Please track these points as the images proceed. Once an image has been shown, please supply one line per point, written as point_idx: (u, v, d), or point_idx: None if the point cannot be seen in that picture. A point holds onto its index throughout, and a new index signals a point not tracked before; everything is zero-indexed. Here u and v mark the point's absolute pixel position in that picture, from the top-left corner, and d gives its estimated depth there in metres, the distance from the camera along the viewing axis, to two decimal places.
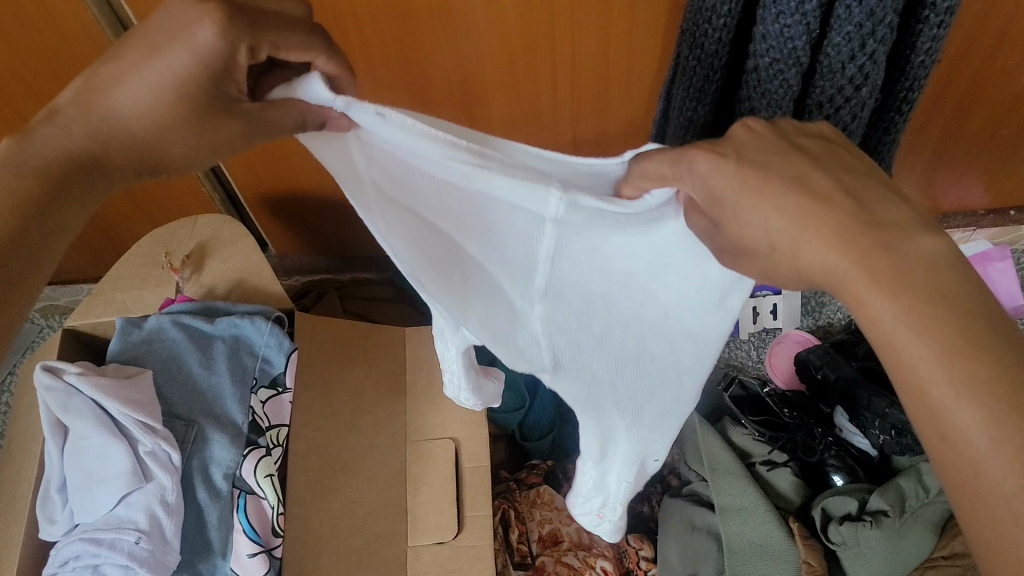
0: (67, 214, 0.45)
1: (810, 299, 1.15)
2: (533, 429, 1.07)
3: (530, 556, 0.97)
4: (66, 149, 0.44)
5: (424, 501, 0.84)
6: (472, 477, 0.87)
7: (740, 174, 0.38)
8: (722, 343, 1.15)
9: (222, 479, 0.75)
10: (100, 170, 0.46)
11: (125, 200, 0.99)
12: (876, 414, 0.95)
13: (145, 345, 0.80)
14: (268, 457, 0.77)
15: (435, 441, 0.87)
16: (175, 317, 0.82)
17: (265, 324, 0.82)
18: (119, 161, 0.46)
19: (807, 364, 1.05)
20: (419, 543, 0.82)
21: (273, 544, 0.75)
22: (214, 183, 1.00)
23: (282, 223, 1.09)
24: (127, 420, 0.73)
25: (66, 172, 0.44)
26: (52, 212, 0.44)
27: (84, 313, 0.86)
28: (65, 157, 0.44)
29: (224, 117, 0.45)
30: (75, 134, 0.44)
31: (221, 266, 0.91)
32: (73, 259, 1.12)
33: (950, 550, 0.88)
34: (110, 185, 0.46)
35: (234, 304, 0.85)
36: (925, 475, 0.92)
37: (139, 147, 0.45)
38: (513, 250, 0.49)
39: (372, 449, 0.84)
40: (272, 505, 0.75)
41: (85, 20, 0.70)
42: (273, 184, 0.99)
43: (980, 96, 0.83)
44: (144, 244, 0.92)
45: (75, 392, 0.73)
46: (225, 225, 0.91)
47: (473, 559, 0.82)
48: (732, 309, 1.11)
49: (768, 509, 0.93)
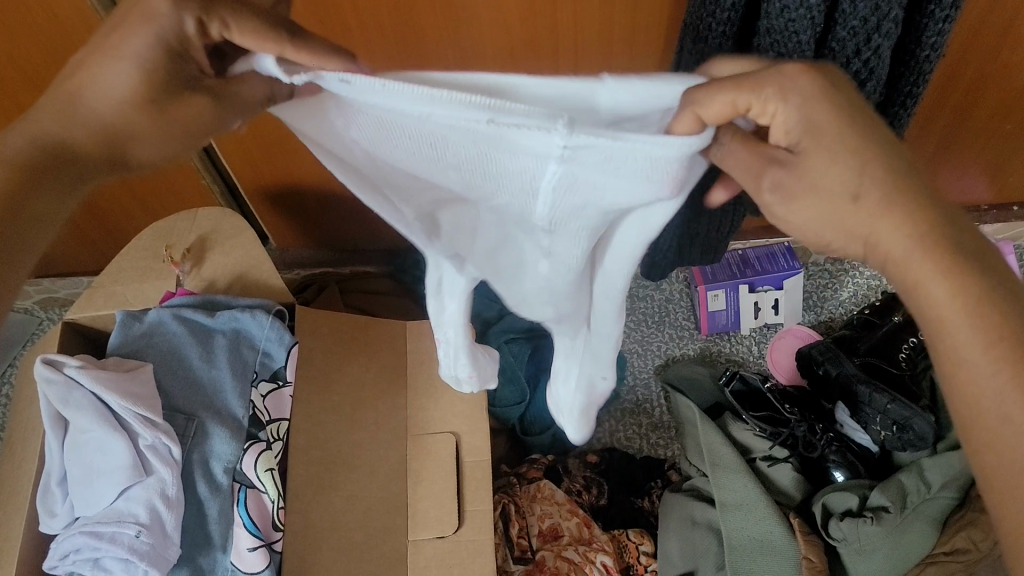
0: (43, 205, 0.45)
1: (813, 294, 1.16)
2: (533, 423, 1.07)
3: (530, 550, 0.97)
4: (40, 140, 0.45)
5: (425, 495, 0.84)
6: (472, 471, 0.87)
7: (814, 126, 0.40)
8: (723, 338, 1.15)
9: (222, 473, 0.75)
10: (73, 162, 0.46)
11: (125, 192, 0.99)
12: (878, 410, 0.95)
13: (145, 339, 0.80)
14: (269, 450, 0.77)
15: (436, 435, 0.87)
16: (175, 310, 0.82)
17: (266, 317, 0.82)
18: (95, 157, 0.46)
19: (807, 359, 1.04)
20: (420, 537, 0.82)
21: (274, 538, 0.75)
22: (214, 175, 0.99)
23: (282, 215, 1.09)
24: (127, 414, 0.72)
25: (41, 163, 0.45)
26: (32, 208, 0.45)
27: (84, 306, 0.86)
28: (37, 147, 0.45)
29: (188, 95, 0.45)
30: (50, 123, 0.45)
31: (221, 259, 0.90)
32: (74, 252, 1.12)
33: (951, 546, 0.88)
34: (88, 179, 0.47)
35: (235, 298, 0.85)
36: (926, 470, 0.92)
37: (117, 134, 0.46)
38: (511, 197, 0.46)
39: (373, 444, 0.84)
40: (272, 498, 0.76)
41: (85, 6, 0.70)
42: (274, 177, 0.99)
43: (979, 87, 0.82)
44: (145, 236, 0.92)
45: (75, 384, 0.73)
46: (226, 218, 0.91)
47: (474, 553, 0.82)
48: (733, 304, 1.11)
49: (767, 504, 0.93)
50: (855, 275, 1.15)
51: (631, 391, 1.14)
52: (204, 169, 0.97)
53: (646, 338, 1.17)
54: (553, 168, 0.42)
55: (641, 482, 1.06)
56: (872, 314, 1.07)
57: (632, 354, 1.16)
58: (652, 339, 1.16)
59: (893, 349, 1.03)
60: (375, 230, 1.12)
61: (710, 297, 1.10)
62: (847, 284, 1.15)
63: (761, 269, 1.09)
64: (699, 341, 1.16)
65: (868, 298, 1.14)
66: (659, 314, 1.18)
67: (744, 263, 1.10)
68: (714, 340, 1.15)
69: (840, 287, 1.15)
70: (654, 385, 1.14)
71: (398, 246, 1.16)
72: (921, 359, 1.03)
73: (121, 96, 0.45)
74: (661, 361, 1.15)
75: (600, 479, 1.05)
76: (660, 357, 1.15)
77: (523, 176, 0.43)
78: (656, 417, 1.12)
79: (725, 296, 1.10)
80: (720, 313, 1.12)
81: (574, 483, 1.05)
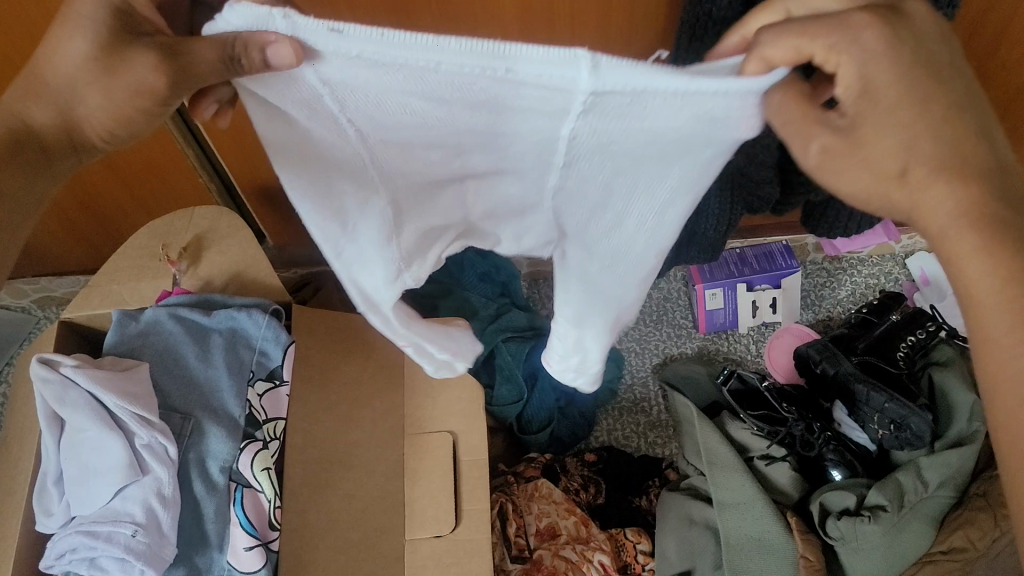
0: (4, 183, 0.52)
1: (811, 292, 1.15)
2: (531, 422, 1.07)
3: (528, 549, 0.97)
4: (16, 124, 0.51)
5: (421, 494, 0.84)
6: (470, 470, 0.86)
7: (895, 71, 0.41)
8: (721, 337, 1.15)
9: (219, 472, 0.75)
10: (37, 144, 0.52)
11: (122, 191, 0.99)
12: (875, 408, 0.95)
13: (141, 338, 0.79)
14: (264, 450, 0.77)
15: (433, 434, 0.87)
16: (171, 309, 0.81)
17: (262, 316, 0.82)
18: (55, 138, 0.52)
19: (806, 357, 1.04)
20: (416, 536, 0.82)
21: (270, 537, 0.75)
22: (210, 172, 0.99)
23: (280, 214, 1.09)
24: (123, 413, 0.72)
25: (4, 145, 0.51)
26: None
27: (82, 304, 0.86)
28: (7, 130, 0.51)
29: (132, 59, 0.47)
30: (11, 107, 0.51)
31: (218, 257, 0.90)
32: (71, 250, 1.11)
33: (948, 544, 0.88)
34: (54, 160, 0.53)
35: (232, 296, 0.85)
36: (924, 470, 0.91)
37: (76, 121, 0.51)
38: (523, 119, 0.45)
39: (370, 442, 0.84)
40: (268, 498, 0.75)
41: (54, 13, 0.68)
42: (271, 175, 0.99)
43: (988, 67, 0.82)
44: (145, 233, 0.91)
45: (71, 384, 0.73)
46: (222, 217, 0.91)
47: (471, 553, 0.82)
48: (731, 302, 1.11)
49: (764, 504, 0.93)
50: (854, 273, 1.16)
51: (629, 389, 1.14)
52: (200, 167, 0.97)
53: (644, 336, 1.16)
54: (581, 97, 0.41)
55: (639, 481, 1.07)
56: (870, 312, 1.06)
57: (630, 353, 1.16)
58: (650, 338, 1.16)
59: (891, 348, 1.02)
60: None
61: (708, 295, 1.10)
62: (845, 283, 1.15)
63: (759, 267, 1.09)
64: (697, 339, 1.16)
65: (866, 297, 1.14)
66: (658, 313, 1.17)
67: (743, 261, 1.10)
68: (712, 339, 1.15)
69: (839, 286, 1.15)
70: (651, 384, 1.14)
71: None
72: (919, 357, 1.03)
73: (79, 68, 0.49)
74: (659, 360, 1.15)
75: (597, 479, 1.05)
76: (657, 356, 1.15)
77: (546, 96, 0.42)
78: (654, 416, 1.12)
79: (723, 295, 1.10)
80: (719, 312, 1.12)
81: (572, 482, 1.04)
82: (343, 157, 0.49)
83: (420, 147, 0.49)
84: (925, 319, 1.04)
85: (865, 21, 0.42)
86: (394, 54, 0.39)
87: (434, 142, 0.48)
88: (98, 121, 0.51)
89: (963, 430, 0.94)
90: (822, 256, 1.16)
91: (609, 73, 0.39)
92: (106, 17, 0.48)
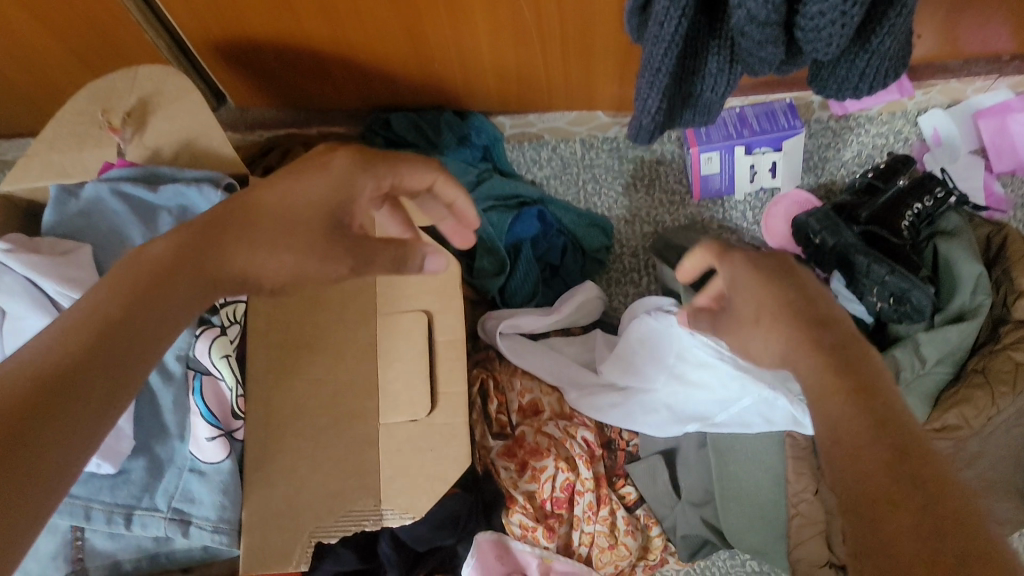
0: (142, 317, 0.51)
1: (814, 154, 1.08)
2: (515, 294, 1.02)
3: (510, 426, 0.96)
4: (173, 245, 0.54)
5: (395, 376, 0.78)
6: (446, 352, 0.79)
7: (745, 272, 0.57)
8: (716, 203, 1.09)
9: (174, 360, 0.71)
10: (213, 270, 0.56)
11: (60, 45, 0.91)
12: (874, 281, 0.90)
13: (83, 218, 0.73)
14: (224, 336, 0.72)
15: (406, 314, 0.79)
16: (114, 183, 0.73)
17: (213, 193, 0.73)
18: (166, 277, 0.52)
19: (804, 228, 0.97)
20: (390, 421, 0.77)
21: (233, 426, 0.73)
22: (156, 28, 0.91)
23: (241, 75, 1.00)
24: (66, 300, 0.68)
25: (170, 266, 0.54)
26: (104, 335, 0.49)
27: (20, 176, 0.80)
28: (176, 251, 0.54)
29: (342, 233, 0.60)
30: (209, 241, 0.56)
31: (165, 125, 0.81)
32: (17, 111, 1.04)
33: (942, 422, 0.84)
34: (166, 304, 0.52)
35: (181, 170, 0.76)
36: (922, 346, 0.86)
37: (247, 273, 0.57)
38: (730, 386, 0.88)
39: (340, 326, 0.78)
40: (230, 386, 0.72)
41: None
42: (222, 31, 0.90)
43: None
44: (86, 94, 0.81)
45: (6, 269, 0.67)
46: (170, 77, 0.80)
47: (448, 438, 0.77)
48: (728, 166, 1.04)
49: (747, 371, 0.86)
50: (861, 132, 1.07)
51: (619, 260, 1.09)
52: (145, 24, 0.89)
53: (636, 204, 1.10)
54: (740, 417, 0.87)
55: None
56: (877, 177, 0.99)
57: (620, 221, 1.10)
58: (640, 204, 1.10)
59: (897, 217, 0.96)
60: (346, 92, 1.03)
61: (703, 160, 1.02)
62: (851, 142, 1.07)
63: (759, 129, 1.00)
64: (690, 206, 1.09)
65: (874, 159, 1.07)
66: (648, 176, 1.10)
67: (743, 122, 1.01)
68: (706, 206, 1.09)
69: (844, 146, 1.07)
70: (641, 255, 1.09)
71: (365, 107, 1.07)
72: (925, 228, 0.96)
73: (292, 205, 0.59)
74: (650, 229, 1.09)
75: None
76: (648, 225, 1.09)
77: (743, 380, 0.87)
78: (644, 287, 1.08)
79: (720, 159, 1.03)
80: (714, 177, 1.05)
81: None
82: (628, 350, 0.95)
83: (681, 378, 0.92)
84: (934, 184, 0.96)
85: (735, 253, 0.59)
86: (694, 337, 0.91)
87: (681, 379, 0.92)
88: (278, 275, 0.58)
89: (965, 303, 0.89)
90: (827, 114, 1.07)
91: (775, 396, 0.85)
92: (327, 191, 0.60)
